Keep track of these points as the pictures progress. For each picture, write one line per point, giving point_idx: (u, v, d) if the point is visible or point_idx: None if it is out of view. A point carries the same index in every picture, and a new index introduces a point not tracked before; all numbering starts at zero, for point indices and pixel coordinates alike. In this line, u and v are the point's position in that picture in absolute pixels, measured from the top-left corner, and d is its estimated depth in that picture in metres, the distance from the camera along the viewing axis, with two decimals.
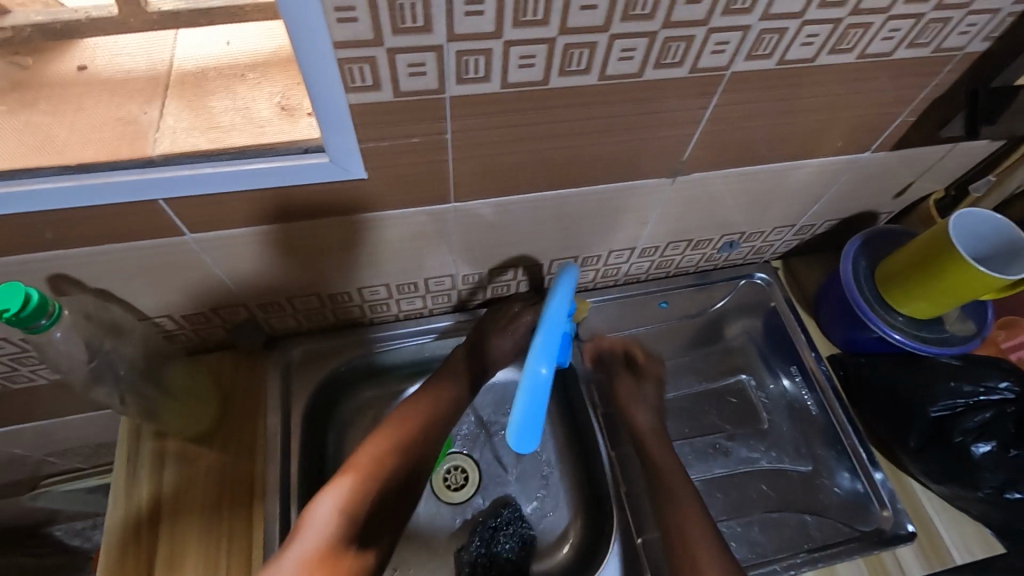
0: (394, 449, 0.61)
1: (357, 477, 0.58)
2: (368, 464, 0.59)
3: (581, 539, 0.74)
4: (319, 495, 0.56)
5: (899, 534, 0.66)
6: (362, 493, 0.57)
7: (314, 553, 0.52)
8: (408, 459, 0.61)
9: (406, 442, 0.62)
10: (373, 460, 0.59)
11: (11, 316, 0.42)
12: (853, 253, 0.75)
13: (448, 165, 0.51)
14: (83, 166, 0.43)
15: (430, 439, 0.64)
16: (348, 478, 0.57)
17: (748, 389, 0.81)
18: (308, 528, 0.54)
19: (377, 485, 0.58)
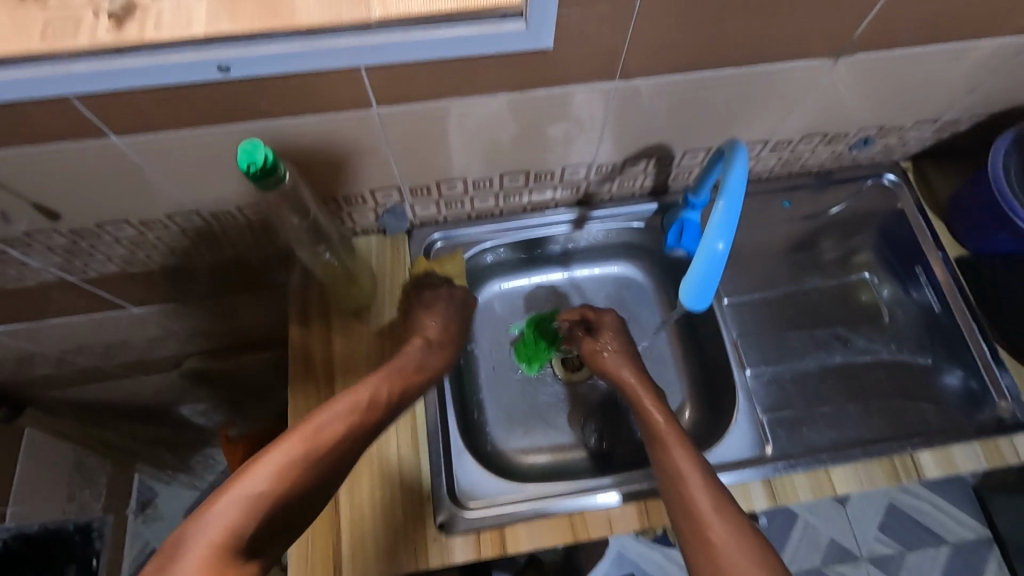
0: (317, 452, 0.48)
1: (274, 478, 0.45)
2: (278, 467, 0.45)
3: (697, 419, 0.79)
4: (213, 501, 0.43)
5: (1017, 422, 0.69)
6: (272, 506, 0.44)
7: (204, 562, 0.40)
8: (335, 460, 0.49)
9: (336, 443, 0.49)
10: (293, 465, 0.46)
11: (253, 170, 0.47)
12: (1004, 149, 0.72)
13: (626, 38, 0.54)
14: (312, 30, 0.47)
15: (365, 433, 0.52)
16: (260, 490, 0.44)
17: (871, 286, 0.85)
18: (192, 541, 0.41)
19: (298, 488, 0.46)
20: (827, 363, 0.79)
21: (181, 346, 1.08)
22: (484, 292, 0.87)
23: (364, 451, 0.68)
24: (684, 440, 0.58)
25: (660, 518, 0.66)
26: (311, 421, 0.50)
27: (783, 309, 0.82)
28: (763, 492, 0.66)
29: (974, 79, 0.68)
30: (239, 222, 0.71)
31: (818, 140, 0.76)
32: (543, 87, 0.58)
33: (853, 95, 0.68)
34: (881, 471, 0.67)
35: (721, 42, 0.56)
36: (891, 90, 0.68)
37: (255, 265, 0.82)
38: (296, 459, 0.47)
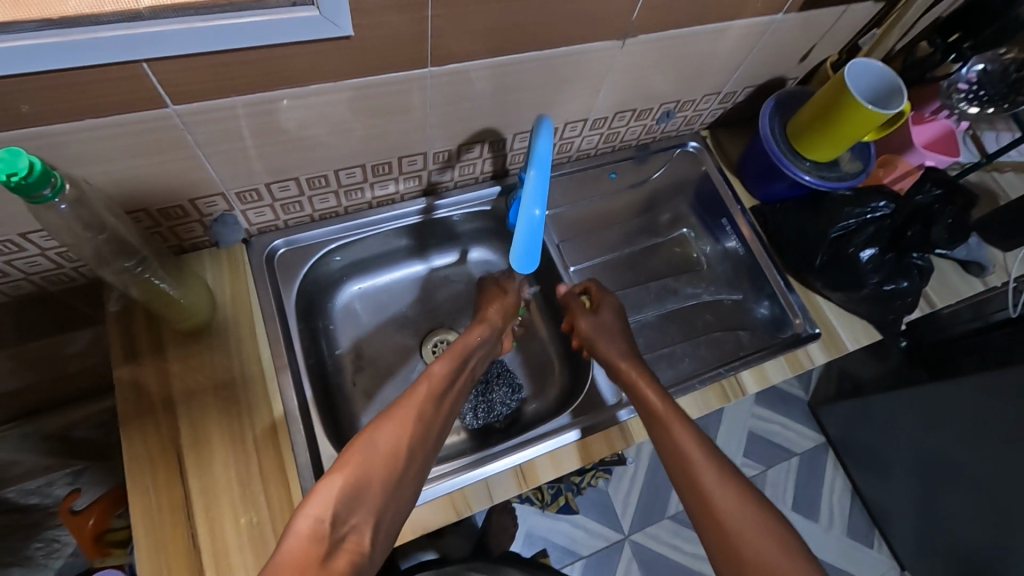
0: (408, 426, 0.57)
1: (369, 462, 0.53)
2: (383, 448, 0.54)
3: (565, 379, 0.85)
4: (326, 475, 0.51)
5: (808, 334, 0.83)
6: (367, 475, 0.52)
7: (350, 490, 0.51)
8: (422, 433, 0.58)
9: (426, 412, 0.60)
10: (389, 443, 0.55)
11: (21, 181, 0.41)
12: (768, 113, 0.86)
13: (428, 23, 0.54)
14: (67, 19, 0.42)
15: (439, 405, 0.62)
16: (353, 470, 0.52)
17: (689, 240, 0.98)
18: (318, 509, 0.49)
19: (392, 470, 0.54)
20: (663, 310, 0.91)
21: None
22: (341, 295, 0.85)
23: (220, 480, 0.63)
24: (685, 420, 0.64)
25: (537, 478, 0.70)
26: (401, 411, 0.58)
27: (625, 270, 0.94)
28: (620, 434, 0.73)
29: (737, 56, 0.80)
30: (28, 251, 0.61)
31: (628, 115, 0.85)
32: (358, 78, 0.58)
33: (648, 74, 0.77)
34: (714, 395, 0.78)
35: (523, 25, 0.60)
36: (676, 67, 0.78)
37: (61, 296, 0.72)
38: (388, 437, 0.55)
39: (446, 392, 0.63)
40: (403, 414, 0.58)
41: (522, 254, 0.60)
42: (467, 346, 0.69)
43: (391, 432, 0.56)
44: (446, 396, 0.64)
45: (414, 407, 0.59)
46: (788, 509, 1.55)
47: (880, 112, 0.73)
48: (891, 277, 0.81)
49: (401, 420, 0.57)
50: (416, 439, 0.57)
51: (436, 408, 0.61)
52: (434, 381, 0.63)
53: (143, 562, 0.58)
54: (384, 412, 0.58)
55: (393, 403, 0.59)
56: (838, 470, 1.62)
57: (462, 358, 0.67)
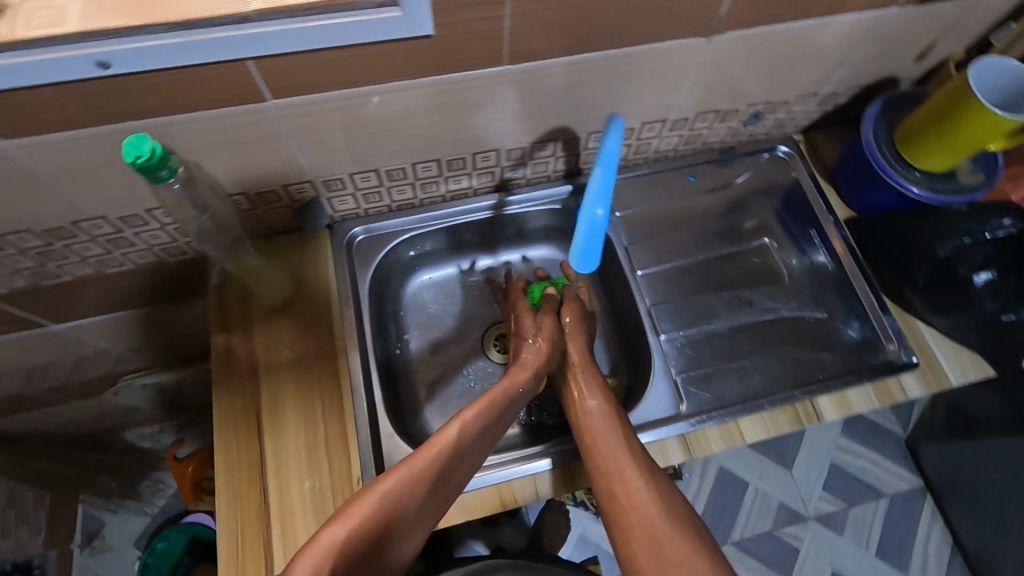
0: (416, 481, 0.56)
1: (373, 516, 0.53)
2: (385, 507, 0.54)
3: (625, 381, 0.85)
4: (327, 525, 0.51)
5: (903, 363, 0.75)
6: (371, 530, 0.52)
7: (350, 550, 0.50)
8: (432, 493, 0.57)
9: (443, 470, 0.59)
10: (395, 499, 0.55)
11: (142, 163, 0.48)
12: (873, 116, 0.79)
13: (506, 21, 0.55)
14: (188, 22, 0.48)
15: (455, 462, 0.60)
16: (356, 522, 0.52)
17: (770, 251, 0.91)
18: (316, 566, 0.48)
19: (392, 528, 0.54)
20: (736, 322, 0.85)
21: (112, 364, 1.05)
22: (412, 283, 0.89)
23: (290, 444, 0.69)
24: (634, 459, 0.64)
25: (585, 481, 0.70)
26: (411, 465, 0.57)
27: (698, 277, 0.90)
28: (679, 446, 0.71)
29: (840, 53, 0.74)
30: (151, 226, 0.70)
31: (712, 116, 0.81)
32: (436, 75, 0.60)
33: (734, 73, 0.73)
34: (784, 416, 0.73)
35: (601, 23, 0.59)
36: (767, 65, 0.73)
37: (177, 267, 0.82)
38: (397, 492, 0.55)
39: (472, 443, 0.62)
40: (415, 470, 0.57)
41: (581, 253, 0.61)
42: (502, 396, 0.67)
43: (399, 487, 0.55)
44: (469, 448, 0.62)
45: (430, 463, 0.58)
46: (872, 554, 1.40)
47: (1012, 118, 0.64)
48: (1012, 306, 0.71)
49: (411, 476, 0.56)
50: (423, 499, 0.57)
51: (452, 464, 0.60)
52: (462, 433, 0.61)
53: (222, 510, 0.65)
54: (395, 466, 0.57)
55: (404, 457, 0.58)
56: (936, 519, 1.44)
57: (496, 408, 0.66)
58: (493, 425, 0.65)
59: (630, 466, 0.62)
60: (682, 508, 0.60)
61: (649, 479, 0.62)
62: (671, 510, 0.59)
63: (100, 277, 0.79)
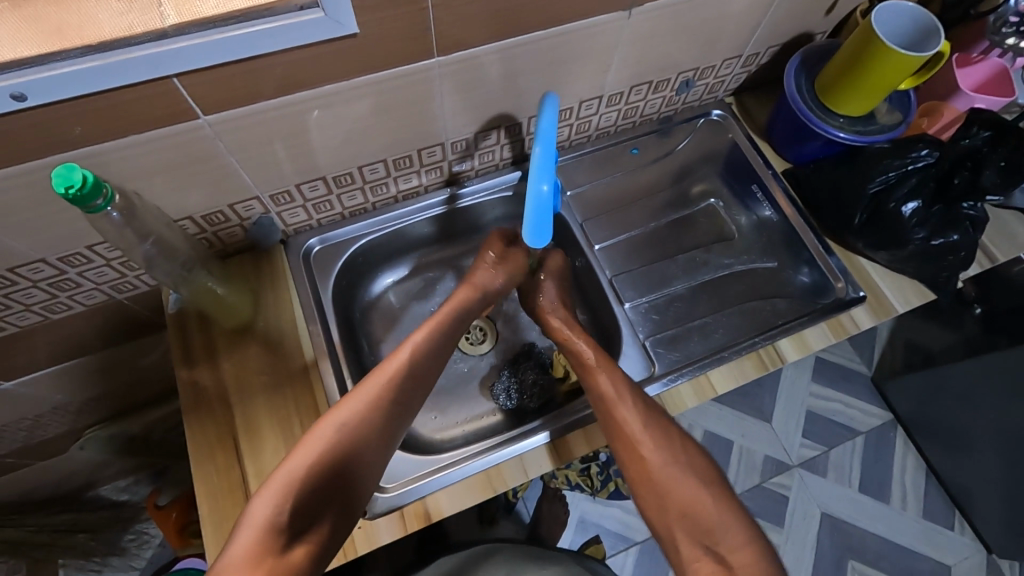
0: (370, 409, 0.60)
1: (330, 445, 0.56)
2: (342, 433, 0.57)
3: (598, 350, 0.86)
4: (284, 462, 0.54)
5: (852, 298, 0.80)
6: (330, 460, 0.56)
7: (306, 478, 0.54)
8: (387, 419, 0.61)
9: (396, 391, 0.62)
10: (353, 424, 0.58)
11: (76, 194, 0.47)
12: (794, 71, 0.83)
13: (429, 13, 0.56)
14: (103, 44, 0.47)
15: (409, 385, 0.64)
16: (314, 451, 0.55)
17: (719, 211, 0.95)
18: (271, 501, 0.52)
19: (356, 446, 0.57)
20: (694, 283, 0.89)
21: (75, 416, 1.01)
22: (375, 288, 0.89)
23: (272, 463, 0.68)
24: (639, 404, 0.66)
25: (570, 455, 0.71)
26: (364, 390, 0.61)
27: (653, 246, 0.92)
28: None
29: (755, 13, 0.78)
30: (95, 263, 0.68)
31: (645, 88, 0.84)
32: (368, 74, 0.60)
33: (660, 42, 0.76)
34: (750, 362, 0.76)
35: (523, 6, 0.61)
36: (690, 31, 0.76)
37: (130, 303, 0.80)
38: (351, 418, 0.58)
39: (424, 363, 0.66)
40: (367, 396, 0.60)
41: (533, 231, 0.62)
42: (452, 315, 0.71)
43: (353, 414, 0.59)
44: (421, 372, 0.66)
45: (379, 388, 0.61)
46: (854, 490, 1.47)
47: (914, 56, 0.68)
48: (940, 231, 0.76)
49: (364, 402, 0.60)
50: (381, 418, 0.60)
51: (406, 390, 0.63)
52: (410, 356, 0.65)
53: (210, 539, 0.63)
54: (348, 395, 0.60)
55: (356, 384, 0.62)
56: (908, 448, 1.52)
57: (444, 328, 0.70)
58: (446, 341, 0.70)
59: (632, 420, 0.64)
60: (685, 448, 0.64)
61: (655, 428, 0.64)
62: (672, 454, 0.63)
63: (47, 325, 0.76)
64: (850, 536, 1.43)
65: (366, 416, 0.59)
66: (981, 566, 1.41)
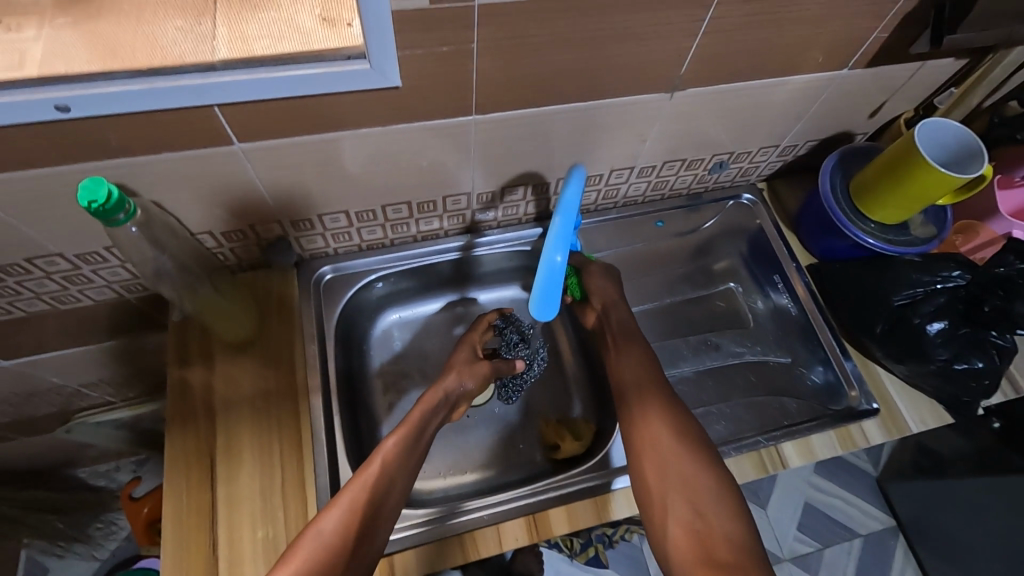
0: (357, 514, 0.56)
1: (316, 554, 0.52)
2: (326, 539, 0.53)
3: (597, 420, 0.85)
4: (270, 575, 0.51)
5: (865, 409, 0.77)
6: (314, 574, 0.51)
7: None
8: (370, 524, 0.56)
9: (374, 497, 0.58)
10: (334, 536, 0.54)
11: (98, 207, 0.47)
12: (830, 169, 0.82)
13: (473, 73, 0.57)
14: (154, 70, 0.48)
15: (392, 485, 0.60)
16: (297, 564, 0.51)
17: (736, 295, 0.93)
18: None
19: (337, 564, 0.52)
20: (703, 365, 0.87)
21: (66, 399, 1.01)
22: (381, 322, 0.89)
23: (245, 491, 0.66)
24: (674, 413, 0.65)
25: (549, 531, 0.68)
26: (348, 493, 0.57)
27: (666, 319, 0.91)
28: None
29: (797, 108, 0.78)
30: (111, 263, 0.69)
31: (678, 165, 0.84)
32: (406, 122, 0.61)
33: (699, 124, 0.76)
34: (750, 463, 0.73)
35: (566, 76, 0.61)
36: (730, 117, 0.76)
37: (138, 304, 0.80)
38: (336, 523, 0.54)
39: (398, 466, 0.61)
40: (348, 498, 0.57)
41: (541, 298, 0.61)
42: (421, 418, 0.67)
43: (332, 521, 0.55)
44: (400, 471, 0.62)
45: (363, 487, 0.58)
46: None
47: (954, 176, 0.67)
48: (964, 355, 0.73)
49: (346, 507, 0.56)
50: (360, 530, 0.55)
51: (392, 493, 0.60)
52: (386, 461, 0.61)
53: (166, 561, 0.61)
54: (331, 500, 0.57)
55: (342, 486, 0.58)
56: (908, 560, 1.44)
57: (418, 434, 0.65)
58: (420, 446, 0.65)
59: (654, 415, 0.65)
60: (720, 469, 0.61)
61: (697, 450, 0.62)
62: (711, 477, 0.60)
63: (54, 314, 0.77)
64: None
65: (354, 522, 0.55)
66: None
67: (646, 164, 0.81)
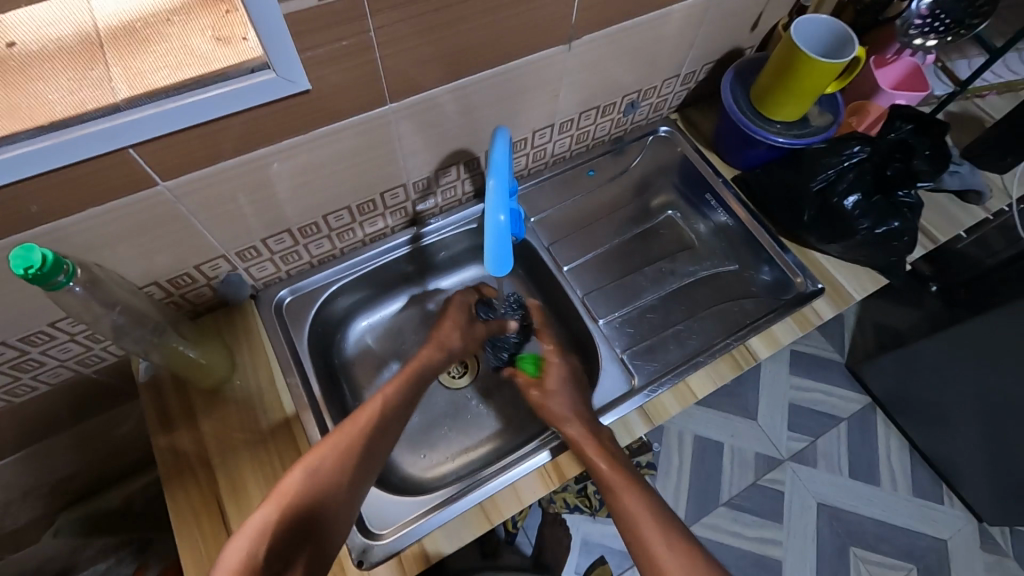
0: (347, 452, 0.61)
1: (305, 488, 0.57)
2: (316, 475, 0.58)
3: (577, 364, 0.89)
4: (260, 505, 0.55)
5: (812, 290, 0.84)
6: (302, 506, 0.56)
7: (278, 519, 0.55)
8: (364, 462, 0.61)
9: (368, 439, 0.63)
10: (323, 471, 0.59)
11: (35, 273, 0.46)
12: (729, 84, 0.88)
13: (378, 63, 0.58)
14: (57, 123, 0.47)
15: (392, 427, 0.66)
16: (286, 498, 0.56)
17: (676, 221, 0.99)
18: (242, 538, 0.53)
19: (329, 493, 0.58)
20: (664, 292, 0.92)
21: (45, 500, 0.96)
22: (352, 332, 0.89)
23: None
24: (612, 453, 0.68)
25: (562, 476, 0.71)
26: (341, 435, 0.62)
27: (620, 260, 0.95)
28: (640, 419, 0.75)
29: (687, 34, 0.82)
30: (60, 338, 0.67)
31: (594, 113, 0.88)
32: (325, 126, 0.62)
33: (603, 69, 0.79)
34: (726, 365, 0.78)
35: (467, 48, 0.63)
36: (629, 55, 0.80)
37: (99, 376, 0.78)
38: (327, 462, 0.59)
39: (396, 413, 0.67)
40: (343, 439, 0.61)
41: (496, 257, 0.64)
42: (421, 368, 0.72)
43: (326, 460, 0.59)
44: (401, 411, 0.68)
45: (360, 427, 0.63)
46: (845, 477, 1.50)
47: (834, 64, 0.74)
48: (881, 220, 0.81)
49: (335, 445, 0.61)
50: (350, 470, 0.60)
51: (389, 431, 0.65)
52: (386, 404, 0.66)
53: None
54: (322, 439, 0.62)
55: (339, 425, 0.63)
56: (890, 429, 1.57)
57: (417, 381, 0.71)
58: (416, 394, 0.71)
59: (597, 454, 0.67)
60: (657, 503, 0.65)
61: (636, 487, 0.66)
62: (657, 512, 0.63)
63: (12, 408, 0.74)
64: (848, 523, 1.45)
65: (346, 457, 0.61)
66: (973, 537, 1.45)
67: (563, 118, 0.85)
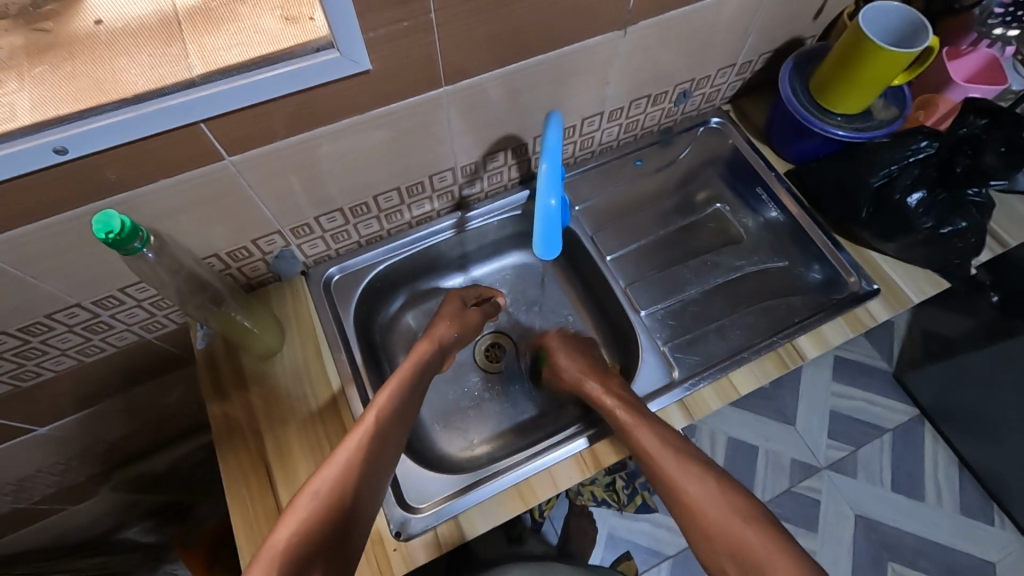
0: (353, 467, 0.60)
1: (314, 508, 0.57)
2: (327, 493, 0.58)
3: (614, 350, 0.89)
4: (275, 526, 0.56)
5: (866, 291, 0.81)
6: (315, 526, 0.56)
7: (294, 539, 0.55)
8: (369, 475, 0.61)
9: (372, 451, 0.62)
10: (331, 489, 0.58)
11: (114, 237, 0.49)
12: (787, 74, 0.85)
13: (435, 45, 0.59)
14: (139, 96, 0.50)
15: (388, 436, 0.65)
16: (298, 519, 0.56)
17: (724, 214, 0.96)
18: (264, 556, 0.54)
19: (341, 510, 0.58)
20: (708, 286, 0.90)
21: (104, 458, 1.03)
22: (394, 313, 0.91)
23: None
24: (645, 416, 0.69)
25: (597, 463, 0.72)
26: (345, 448, 0.62)
27: (664, 251, 0.94)
28: (679, 412, 0.75)
29: (746, 22, 0.80)
30: (127, 303, 0.71)
31: (644, 102, 0.87)
32: (381, 106, 0.63)
33: (656, 56, 0.78)
34: (771, 362, 0.77)
35: (522, 32, 0.64)
36: (684, 42, 0.78)
37: (159, 342, 0.82)
38: (335, 480, 0.59)
39: (394, 421, 0.66)
40: (348, 453, 0.61)
41: (543, 240, 0.67)
42: (412, 369, 0.72)
43: (331, 477, 0.59)
44: (399, 418, 0.67)
45: (361, 439, 0.62)
46: (888, 489, 1.44)
47: (907, 53, 0.70)
48: (948, 219, 0.76)
49: (339, 462, 0.60)
50: (357, 484, 0.60)
51: (389, 443, 0.65)
52: (383, 412, 0.66)
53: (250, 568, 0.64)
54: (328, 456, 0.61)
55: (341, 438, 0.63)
56: (939, 442, 1.49)
57: (411, 386, 0.71)
58: (412, 399, 0.70)
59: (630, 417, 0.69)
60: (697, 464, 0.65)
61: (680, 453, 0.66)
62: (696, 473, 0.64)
63: (81, 368, 0.79)
64: (888, 537, 1.40)
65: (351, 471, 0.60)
66: None
67: (612, 105, 0.84)
